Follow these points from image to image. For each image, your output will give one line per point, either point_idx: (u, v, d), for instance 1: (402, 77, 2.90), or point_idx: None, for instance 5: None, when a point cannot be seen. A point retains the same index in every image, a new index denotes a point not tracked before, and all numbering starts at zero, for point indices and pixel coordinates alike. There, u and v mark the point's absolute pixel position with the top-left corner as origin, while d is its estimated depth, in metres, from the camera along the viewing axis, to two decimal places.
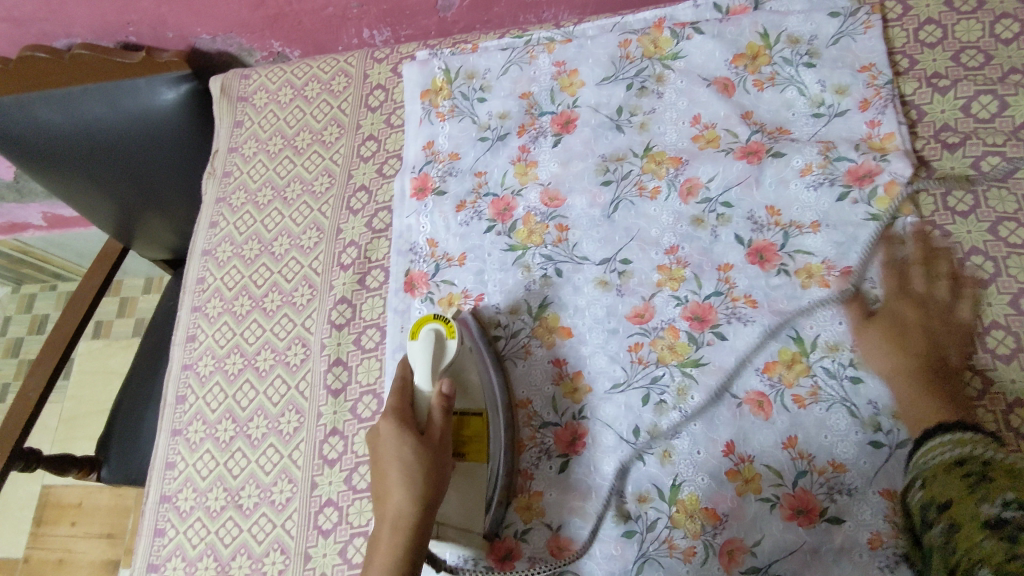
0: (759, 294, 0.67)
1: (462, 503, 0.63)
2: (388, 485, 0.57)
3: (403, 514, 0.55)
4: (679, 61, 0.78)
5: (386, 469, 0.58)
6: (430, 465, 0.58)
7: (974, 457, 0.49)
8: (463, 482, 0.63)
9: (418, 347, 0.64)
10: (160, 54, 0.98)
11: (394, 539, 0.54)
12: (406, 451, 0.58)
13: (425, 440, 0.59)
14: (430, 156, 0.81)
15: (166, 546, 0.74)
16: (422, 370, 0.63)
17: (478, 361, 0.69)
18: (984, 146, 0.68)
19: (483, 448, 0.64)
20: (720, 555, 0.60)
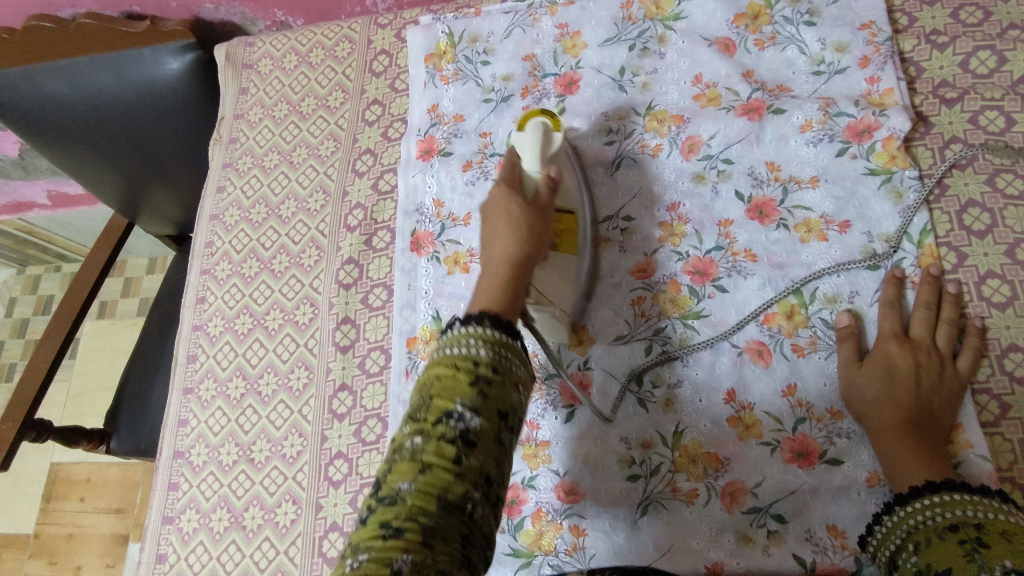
0: (759, 248, 0.68)
1: (557, 283, 0.66)
2: (499, 237, 0.57)
3: (512, 254, 0.56)
4: (680, 22, 0.79)
5: (497, 223, 0.58)
6: (533, 225, 0.58)
7: (969, 525, 0.48)
8: (561, 269, 0.66)
9: (527, 136, 0.65)
10: (164, 24, 0.98)
11: (500, 276, 0.54)
12: (518, 218, 0.58)
13: (534, 207, 0.59)
14: (435, 119, 0.83)
15: (181, 499, 0.76)
16: (530, 158, 0.64)
17: (569, 164, 0.72)
18: (982, 101, 0.69)
19: (572, 239, 0.68)
20: (722, 497, 0.61)
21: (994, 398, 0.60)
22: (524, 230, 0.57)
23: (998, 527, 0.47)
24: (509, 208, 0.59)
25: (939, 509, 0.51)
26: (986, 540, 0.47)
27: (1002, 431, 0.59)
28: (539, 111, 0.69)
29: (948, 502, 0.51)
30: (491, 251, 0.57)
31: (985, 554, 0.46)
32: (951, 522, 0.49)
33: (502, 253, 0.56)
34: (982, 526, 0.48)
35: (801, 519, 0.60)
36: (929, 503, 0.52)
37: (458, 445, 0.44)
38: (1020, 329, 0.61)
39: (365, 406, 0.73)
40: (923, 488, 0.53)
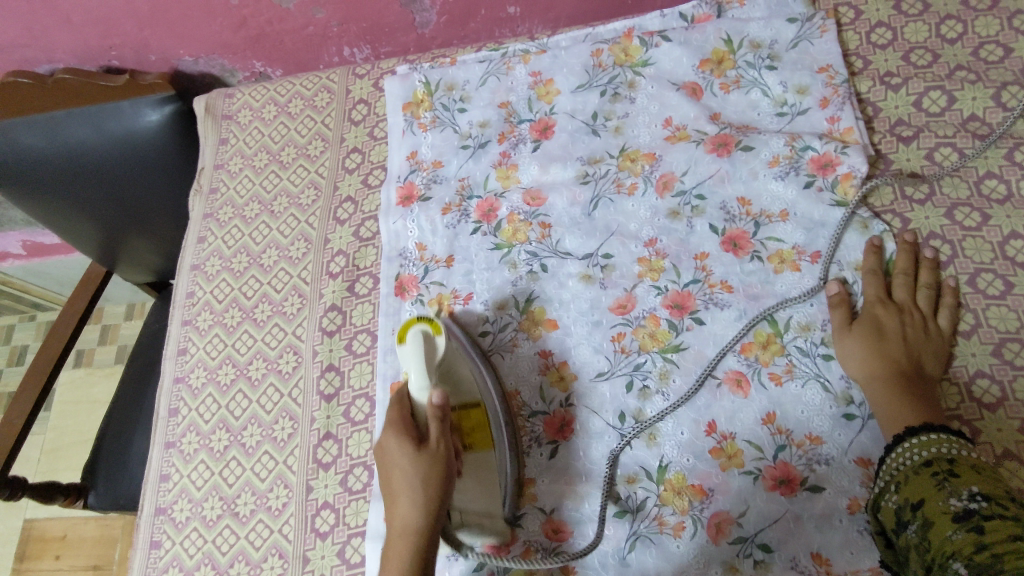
0: (735, 280, 0.70)
1: (480, 491, 0.64)
2: (399, 507, 0.55)
3: (415, 530, 0.54)
4: (649, 68, 0.82)
5: (398, 487, 0.56)
6: (435, 469, 0.57)
7: (943, 461, 0.53)
8: (478, 471, 0.64)
9: (407, 350, 0.63)
10: (144, 78, 1.01)
11: (405, 555, 0.53)
12: (422, 472, 0.56)
13: (427, 466, 0.57)
14: (414, 165, 0.84)
15: (164, 557, 0.74)
16: (418, 373, 0.62)
17: (467, 359, 0.70)
18: (936, 138, 0.72)
19: (485, 431, 0.66)
20: (708, 528, 0.62)
21: (966, 424, 0.61)
22: (868, 361, 0.63)
23: (967, 462, 0.53)
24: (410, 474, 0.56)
25: (916, 449, 0.55)
26: (958, 472, 0.52)
27: None
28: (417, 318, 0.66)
29: (922, 441, 0.55)
30: (393, 522, 0.55)
31: (955, 482, 0.51)
32: (926, 459, 0.54)
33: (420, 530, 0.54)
34: (955, 460, 0.53)
35: (787, 546, 0.60)
36: (906, 445, 0.56)
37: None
38: (984, 356, 0.63)
39: (350, 455, 0.73)
40: (918, 429, 0.57)
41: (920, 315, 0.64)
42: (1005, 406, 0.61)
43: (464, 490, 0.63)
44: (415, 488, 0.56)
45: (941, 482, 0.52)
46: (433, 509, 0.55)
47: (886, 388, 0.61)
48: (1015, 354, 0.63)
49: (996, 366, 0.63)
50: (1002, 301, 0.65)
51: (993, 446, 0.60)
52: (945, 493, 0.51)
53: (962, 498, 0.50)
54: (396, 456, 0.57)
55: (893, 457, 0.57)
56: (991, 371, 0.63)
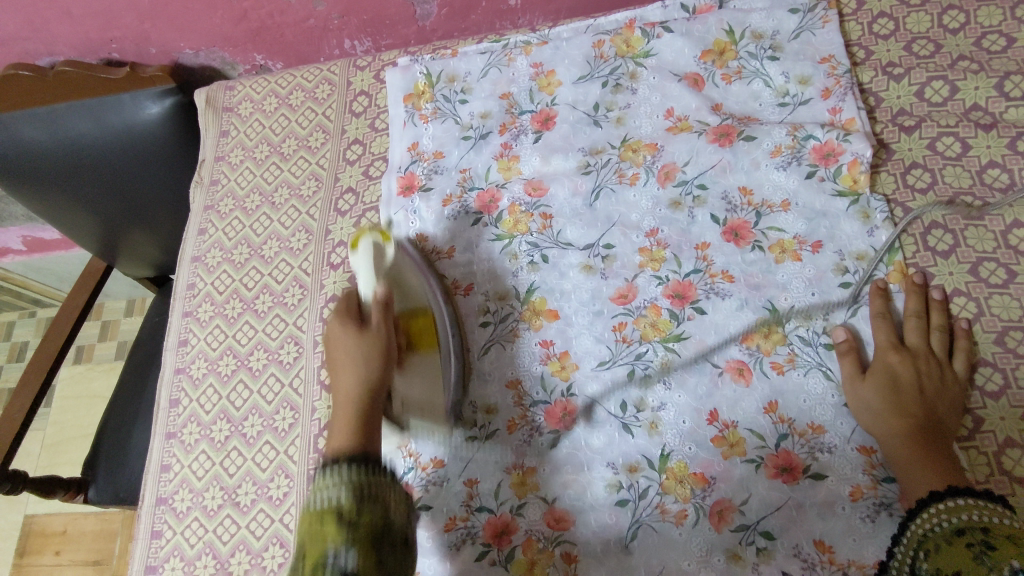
0: (736, 270, 0.70)
1: (425, 385, 0.70)
2: (344, 377, 0.63)
3: (356, 391, 0.61)
4: (651, 59, 0.82)
5: (341, 364, 0.64)
6: (374, 350, 0.64)
7: (976, 529, 0.51)
8: (425, 370, 0.70)
9: (360, 260, 0.69)
10: (144, 70, 1.00)
11: (352, 412, 0.60)
12: (362, 353, 0.63)
13: (365, 340, 0.64)
14: (415, 156, 0.84)
15: (164, 547, 0.74)
16: (367, 278, 0.68)
17: (417, 270, 0.75)
18: (938, 128, 0.72)
19: (432, 337, 0.71)
20: (710, 516, 0.62)
21: (969, 413, 0.61)
22: (883, 416, 0.60)
23: (1002, 530, 0.50)
24: (354, 348, 0.64)
25: (944, 516, 0.53)
26: (993, 543, 0.49)
27: (977, 444, 0.60)
28: (367, 230, 0.71)
29: (952, 509, 0.53)
30: (338, 389, 0.62)
31: (993, 555, 0.48)
32: (958, 526, 0.52)
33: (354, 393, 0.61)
34: (990, 530, 0.51)
35: (789, 534, 0.60)
36: (934, 511, 0.54)
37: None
38: (987, 344, 0.63)
39: None
40: (944, 493, 0.55)
41: (934, 359, 0.62)
42: (1008, 394, 0.61)
43: (406, 383, 0.70)
44: (347, 372, 0.63)
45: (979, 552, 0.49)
46: (380, 358, 0.64)
47: (908, 447, 0.58)
48: (1018, 342, 0.62)
49: (999, 355, 0.63)
50: (1005, 289, 0.65)
51: (996, 435, 0.60)
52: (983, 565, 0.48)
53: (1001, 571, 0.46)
54: (342, 338, 0.65)
55: (920, 523, 0.55)
56: (993, 359, 0.63)
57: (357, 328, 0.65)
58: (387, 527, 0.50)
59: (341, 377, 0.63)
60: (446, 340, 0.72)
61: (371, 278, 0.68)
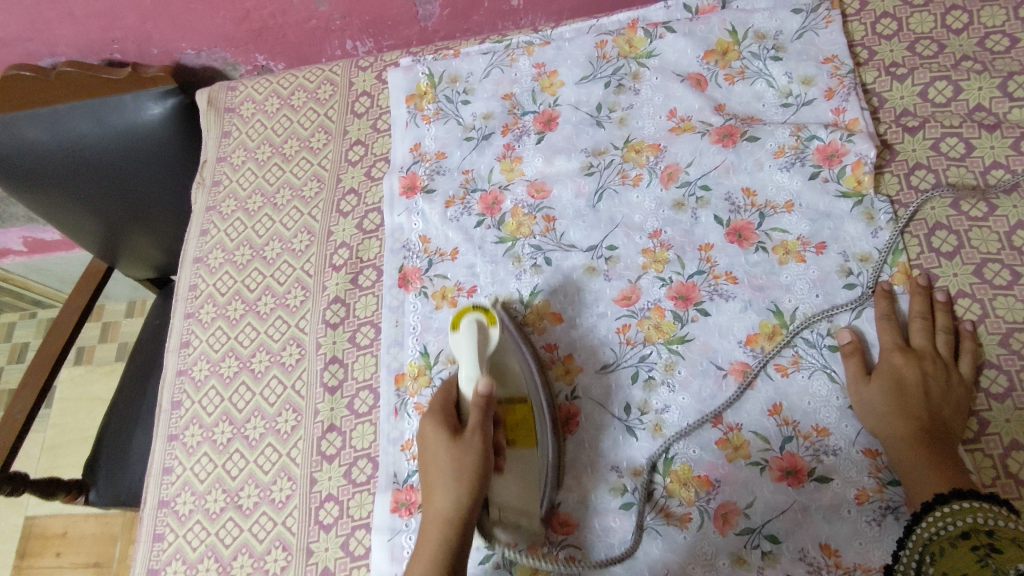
0: (740, 271, 0.70)
1: (522, 490, 0.64)
2: (437, 493, 0.57)
3: (450, 513, 0.56)
4: (653, 60, 0.82)
5: (435, 481, 0.58)
6: (468, 466, 0.57)
7: (980, 532, 0.52)
8: (522, 470, 0.64)
9: (460, 337, 0.62)
10: (145, 70, 0.99)
11: (438, 547, 0.55)
12: (460, 463, 0.57)
13: (463, 458, 0.57)
14: (417, 157, 0.84)
15: (167, 550, 0.74)
16: (468, 363, 0.61)
17: (517, 346, 0.69)
18: (942, 128, 0.72)
19: (531, 432, 0.65)
20: (714, 519, 0.62)
21: (974, 415, 0.61)
22: (887, 418, 0.60)
23: (1008, 534, 0.50)
24: (448, 494, 0.56)
25: (949, 519, 0.53)
26: (998, 546, 0.50)
27: (983, 446, 0.60)
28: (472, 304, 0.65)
29: (957, 512, 0.53)
30: (429, 508, 0.57)
31: (998, 559, 0.49)
32: (963, 529, 0.52)
33: (446, 515, 0.56)
34: (994, 533, 0.51)
35: (794, 537, 0.60)
36: (937, 513, 0.53)
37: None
38: (991, 346, 0.63)
39: (354, 447, 0.73)
40: (950, 496, 0.54)
41: (940, 361, 0.62)
42: (1013, 396, 0.61)
43: (502, 488, 0.63)
44: (436, 496, 0.57)
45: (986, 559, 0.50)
46: (469, 484, 0.57)
47: (911, 449, 0.58)
48: (1023, 344, 0.62)
49: (1003, 356, 0.62)
50: (1009, 291, 0.64)
51: (1001, 437, 0.60)
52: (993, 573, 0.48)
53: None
54: (434, 443, 0.59)
55: (923, 528, 0.54)
56: (998, 361, 0.62)
57: (451, 432, 0.59)
58: None
59: (437, 496, 0.57)
60: (544, 426, 0.67)
61: (468, 386, 0.60)
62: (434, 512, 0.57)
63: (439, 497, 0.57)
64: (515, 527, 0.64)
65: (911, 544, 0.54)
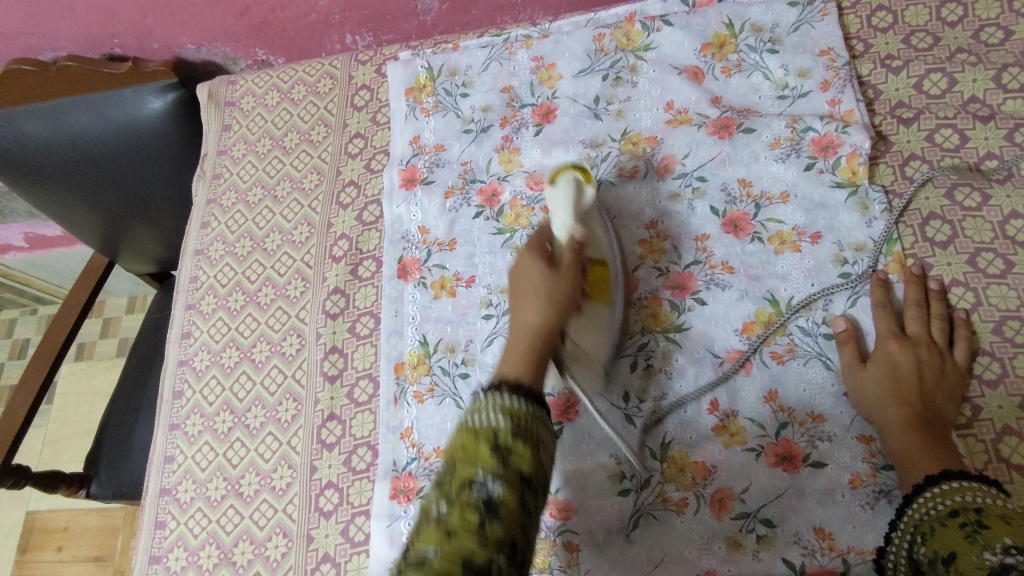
0: (736, 261, 0.71)
1: (595, 340, 0.64)
2: (528, 306, 0.56)
3: (540, 326, 0.55)
4: (651, 52, 0.83)
5: (528, 295, 0.57)
6: (561, 291, 0.57)
7: (969, 510, 0.51)
8: (599, 322, 0.64)
9: (558, 195, 0.63)
10: (146, 65, 1.01)
11: (527, 345, 0.53)
12: (551, 282, 0.57)
13: (557, 280, 0.58)
14: (417, 149, 0.85)
15: (168, 537, 0.75)
16: (563, 215, 0.62)
17: (600, 216, 0.69)
18: (937, 120, 0.73)
19: (607, 291, 0.66)
20: (711, 505, 0.63)
21: (967, 401, 0.62)
22: (882, 404, 0.61)
23: (997, 512, 0.50)
24: (540, 307, 0.56)
25: (940, 498, 0.53)
26: (985, 522, 0.49)
27: (975, 432, 0.61)
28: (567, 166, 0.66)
29: (946, 491, 0.53)
30: (517, 318, 0.56)
31: (985, 534, 0.48)
32: (953, 508, 0.52)
33: (530, 324, 0.55)
34: (982, 510, 0.50)
35: (789, 522, 0.61)
36: (929, 495, 0.54)
37: (481, 510, 0.39)
38: (984, 333, 0.64)
39: (354, 435, 0.73)
40: (940, 477, 0.55)
41: (934, 348, 0.62)
42: (1006, 383, 0.62)
43: (581, 335, 0.62)
44: (524, 312, 0.56)
45: (971, 533, 0.49)
46: (557, 300, 0.56)
47: (904, 433, 0.59)
48: (1016, 332, 0.63)
49: (996, 344, 0.63)
50: (1002, 279, 0.65)
51: (994, 423, 0.61)
52: (978, 547, 0.48)
53: (996, 552, 0.46)
54: (532, 278, 0.58)
55: (915, 509, 0.55)
56: (991, 348, 0.63)
57: (545, 263, 0.59)
58: (536, 468, 0.44)
59: (524, 308, 0.57)
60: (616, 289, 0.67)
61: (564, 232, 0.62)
62: (523, 315, 0.56)
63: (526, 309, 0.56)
64: (585, 366, 0.64)
65: (903, 527, 0.55)
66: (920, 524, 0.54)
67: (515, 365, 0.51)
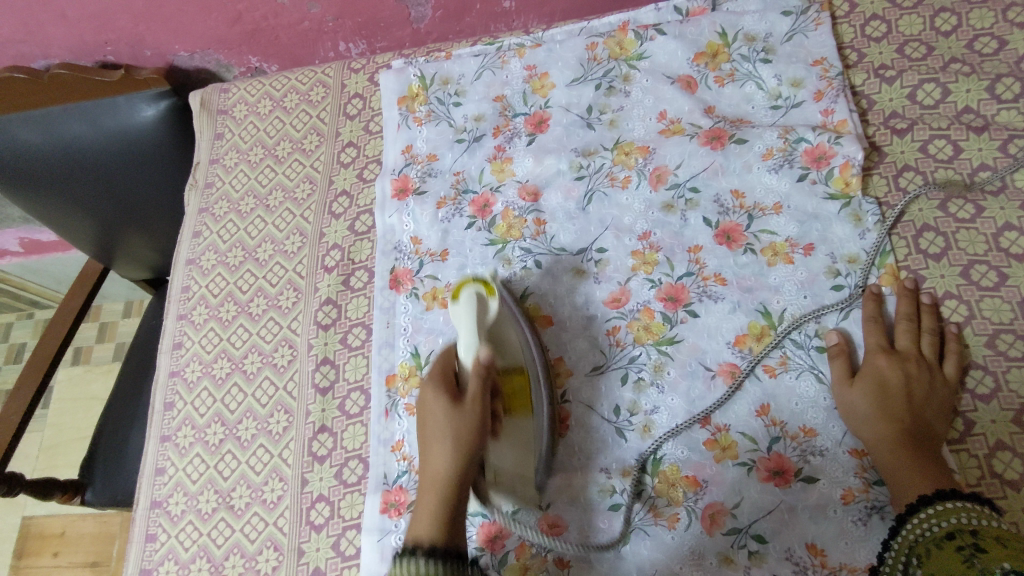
0: (728, 272, 0.70)
1: (515, 455, 0.65)
2: (434, 451, 0.57)
3: (448, 477, 0.56)
4: (644, 62, 0.82)
5: (432, 438, 0.58)
6: (466, 430, 0.57)
7: (964, 531, 0.51)
8: (516, 436, 0.65)
9: (460, 307, 0.63)
10: (139, 72, 0.99)
11: (436, 503, 0.55)
12: (455, 425, 0.57)
13: (462, 418, 0.57)
14: (409, 159, 0.84)
15: (159, 550, 0.74)
16: (467, 334, 0.61)
17: (514, 319, 0.70)
18: (930, 131, 0.72)
19: (525, 400, 0.66)
20: (702, 520, 0.62)
21: (960, 416, 0.62)
22: (873, 419, 0.60)
23: (992, 532, 0.50)
24: (443, 451, 0.56)
25: (934, 520, 0.53)
26: (981, 544, 0.49)
27: (968, 447, 0.60)
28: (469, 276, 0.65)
29: (940, 512, 0.53)
30: (425, 469, 0.57)
31: (981, 558, 0.48)
32: (948, 530, 0.52)
33: (438, 474, 0.56)
34: (978, 532, 0.50)
35: (781, 538, 0.60)
36: (923, 516, 0.54)
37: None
38: (977, 347, 0.63)
39: (346, 448, 0.73)
40: (933, 496, 0.55)
41: (925, 362, 0.62)
42: (999, 397, 0.61)
43: (500, 451, 0.64)
44: (430, 463, 0.57)
45: (967, 555, 0.49)
46: (462, 450, 0.56)
47: (895, 449, 0.59)
48: (1009, 345, 0.63)
49: (990, 358, 0.63)
50: (996, 292, 0.65)
51: (987, 438, 0.60)
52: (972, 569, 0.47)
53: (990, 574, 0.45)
54: (433, 406, 0.59)
55: (910, 529, 0.55)
56: (985, 362, 0.63)
57: (450, 398, 0.59)
58: None
59: (432, 453, 0.57)
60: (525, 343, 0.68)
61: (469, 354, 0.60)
62: (431, 463, 0.56)
63: (434, 455, 0.57)
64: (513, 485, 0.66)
65: (896, 546, 0.55)
66: (914, 544, 0.54)
67: (426, 530, 0.53)
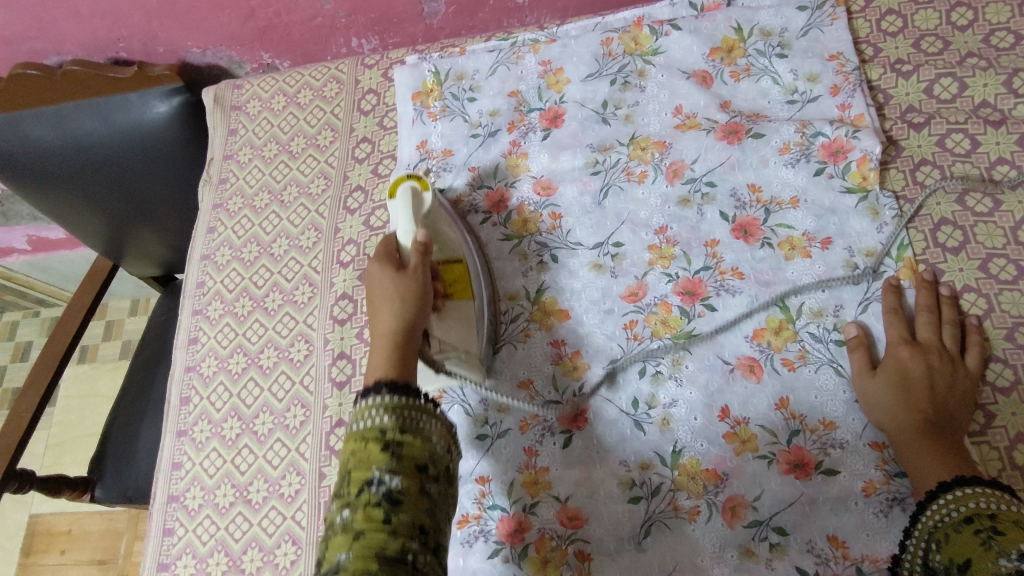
0: (746, 266, 0.70)
1: (459, 329, 0.69)
2: (382, 312, 0.59)
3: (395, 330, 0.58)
4: (659, 57, 0.82)
5: (379, 303, 0.60)
6: (411, 289, 0.61)
7: (983, 516, 0.52)
8: (458, 314, 0.70)
9: (398, 206, 0.68)
10: (151, 69, 0.99)
11: (387, 347, 0.57)
12: (399, 289, 0.60)
13: (405, 279, 0.61)
14: (424, 154, 0.85)
15: (176, 544, 0.75)
16: (405, 221, 0.66)
17: (451, 220, 0.75)
18: (947, 125, 0.72)
19: (467, 285, 0.71)
20: (723, 512, 0.62)
21: (980, 408, 0.62)
22: (894, 411, 0.60)
23: (1011, 517, 0.51)
24: (390, 312, 0.59)
25: (953, 505, 0.54)
26: (1000, 528, 0.50)
27: (989, 439, 0.60)
28: (406, 176, 0.71)
29: (960, 497, 0.54)
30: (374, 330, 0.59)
31: (1001, 540, 0.49)
32: (966, 515, 0.53)
33: (387, 321, 0.59)
34: (996, 516, 0.51)
35: (802, 530, 0.60)
36: (943, 501, 0.54)
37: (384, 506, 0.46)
38: (996, 340, 0.64)
39: None
40: (952, 483, 0.55)
41: (946, 354, 0.62)
42: (1019, 389, 0.61)
43: (444, 326, 0.68)
44: (381, 309, 0.60)
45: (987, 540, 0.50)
46: (409, 297, 0.60)
47: (917, 439, 0.59)
48: None
49: (1010, 351, 0.63)
50: (1015, 285, 0.65)
51: (1007, 430, 0.60)
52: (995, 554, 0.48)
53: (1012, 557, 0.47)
54: (381, 284, 0.61)
55: (929, 515, 0.55)
56: (1005, 355, 0.63)
57: (393, 267, 0.62)
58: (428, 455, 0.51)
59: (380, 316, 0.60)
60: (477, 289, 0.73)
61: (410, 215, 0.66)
62: (378, 328, 0.59)
63: (382, 316, 0.59)
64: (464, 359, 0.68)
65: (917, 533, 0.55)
66: (933, 530, 0.54)
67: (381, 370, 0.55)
